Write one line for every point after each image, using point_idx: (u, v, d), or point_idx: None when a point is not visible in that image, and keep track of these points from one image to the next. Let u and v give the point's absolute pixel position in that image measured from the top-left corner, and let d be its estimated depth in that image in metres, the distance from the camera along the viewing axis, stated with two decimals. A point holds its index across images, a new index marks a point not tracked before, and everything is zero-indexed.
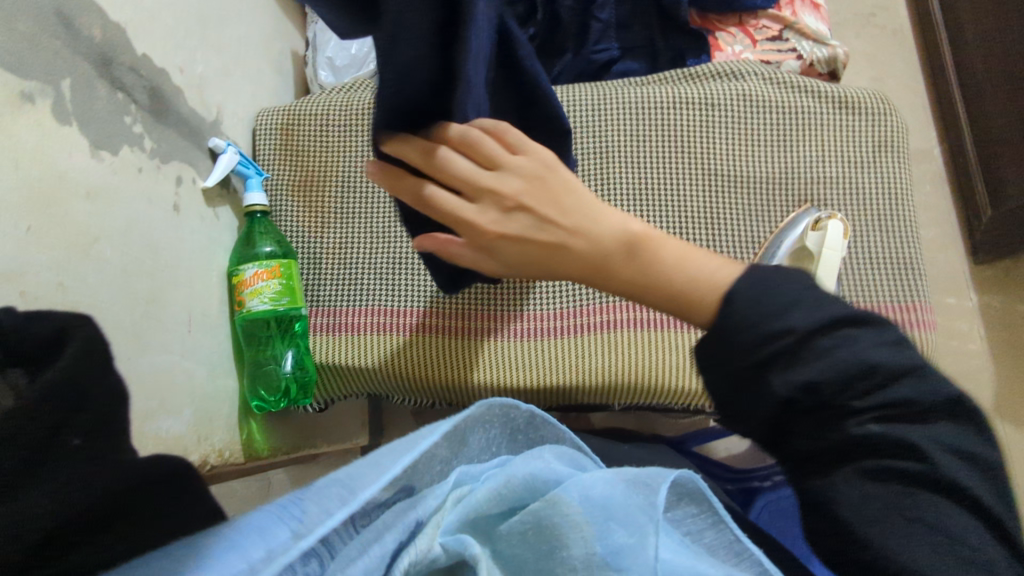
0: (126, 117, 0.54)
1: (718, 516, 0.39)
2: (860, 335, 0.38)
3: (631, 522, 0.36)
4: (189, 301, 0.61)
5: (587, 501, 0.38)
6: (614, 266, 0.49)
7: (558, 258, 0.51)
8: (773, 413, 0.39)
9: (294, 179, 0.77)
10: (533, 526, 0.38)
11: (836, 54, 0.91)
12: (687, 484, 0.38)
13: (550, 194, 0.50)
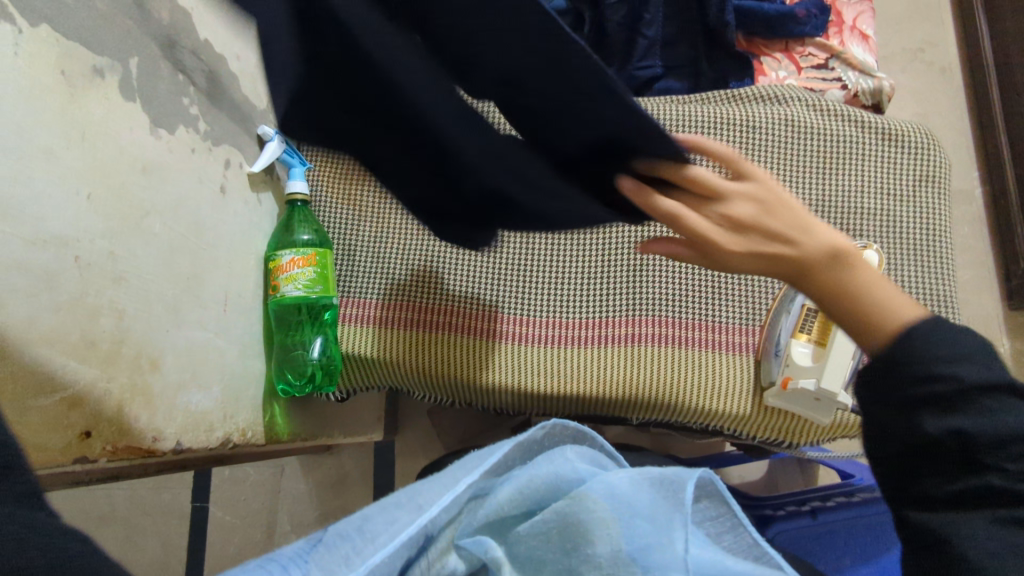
0: (184, 98, 0.55)
1: (737, 517, 0.40)
2: (1009, 403, 0.38)
3: (661, 523, 0.37)
4: (227, 282, 0.63)
5: (611, 499, 0.38)
6: (820, 274, 0.47)
7: (773, 265, 0.48)
8: (910, 446, 0.40)
9: (336, 170, 0.78)
10: (558, 525, 0.39)
11: (882, 86, 0.91)
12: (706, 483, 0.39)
13: (767, 203, 0.47)
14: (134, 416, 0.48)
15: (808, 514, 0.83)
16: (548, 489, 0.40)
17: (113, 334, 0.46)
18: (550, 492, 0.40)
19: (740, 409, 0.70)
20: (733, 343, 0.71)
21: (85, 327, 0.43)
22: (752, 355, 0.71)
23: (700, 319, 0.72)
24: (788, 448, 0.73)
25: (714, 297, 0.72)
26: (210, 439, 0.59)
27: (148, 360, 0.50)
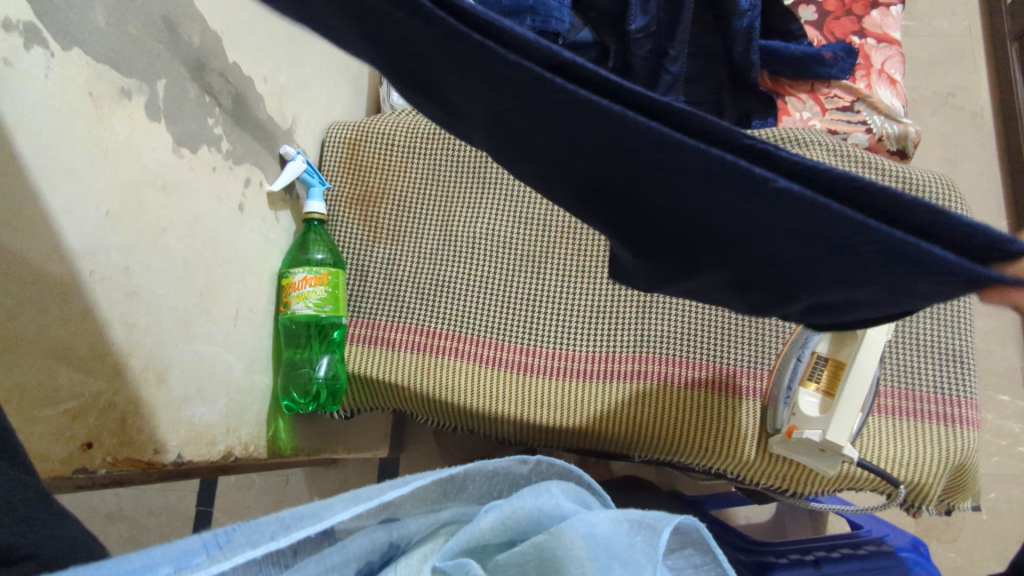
0: (208, 118, 0.57)
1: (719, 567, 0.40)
2: None
3: (631, 563, 0.36)
4: (239, 297, 0.64)
5: (592, 540, 0.37)
6: None
7: None
8: None
9: (354, 191, 0.80)
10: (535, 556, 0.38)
11: (908, 132, 0.90)
12: (690, 529, 0.40)
13: None
14: (138, 428, 0.49)
15: (812, 564, 0.80)
16: (528, 519, 0.40)
17: (123, 346, 0.47)
18: (528, 522, 0.40)
19: (744, 454, 0.69)
20: (741, 386, 0.70)
21: (95, 340, 0.44)
22: (758, 400, 0.70)
23: (707, 360, 0.71)
24: (792, 497, 0.71)
25: (722, 336, 0.72)
26: (212, 452, 0.60)
27: (156, 373, 0.51)
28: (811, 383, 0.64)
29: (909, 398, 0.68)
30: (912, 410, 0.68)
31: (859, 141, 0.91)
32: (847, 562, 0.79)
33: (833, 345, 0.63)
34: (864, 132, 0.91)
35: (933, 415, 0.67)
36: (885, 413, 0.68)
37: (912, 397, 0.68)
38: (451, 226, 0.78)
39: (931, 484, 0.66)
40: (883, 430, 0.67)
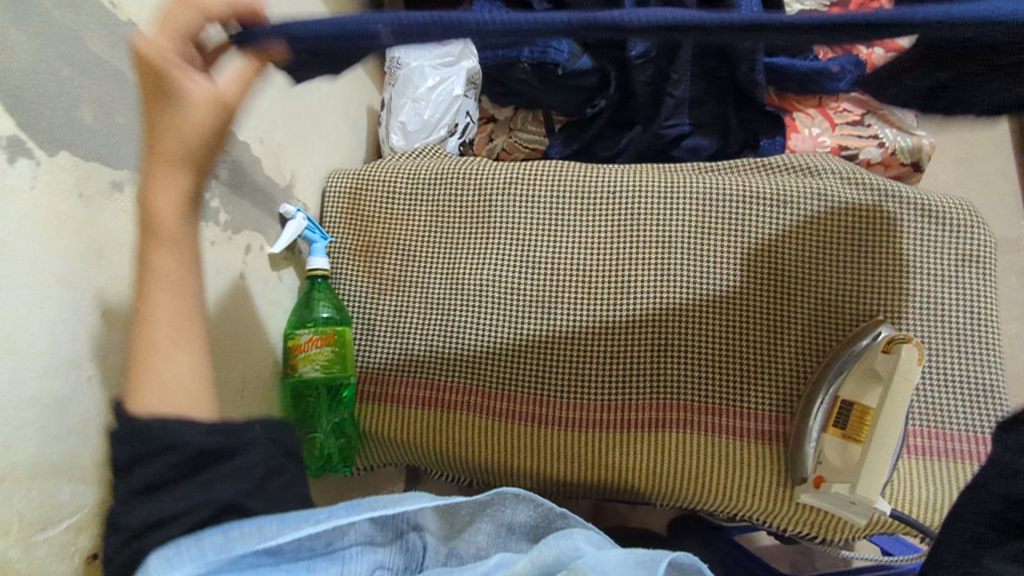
0: (205, 194, 0.56)
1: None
2: None
3: None
4: (246, 366, 0.63)
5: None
6: None
7: None
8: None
9: (358, 244, 0.79)
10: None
11: (921, 145, 0.87)
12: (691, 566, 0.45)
13: None
14: None
15: None
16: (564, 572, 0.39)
17: None
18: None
19: (770, 502, 0.67)
20: (764, 431, 0.68)
21: (95, 449, 0.43)
22: (783, 446, 0.67)
23: (727, 406, 0.69)
24: (822, 544, 0.69)
25: (741, 381, 0.69)
26: None
27: None
28: (833, 427, 0.63)
29: (939, 437, 0.66)
30: (941, 449, 0.66)
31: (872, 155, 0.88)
32: None
33: (852, 386, 0.63)
34: (876, 147, 0.88)
35: (962, 453, 0.65)
36: (915, 452, 0.66)
37: (941, 435, 0.66)
38: (456, 273, 0.77)
39: None
40: (912, 472, 0.65)
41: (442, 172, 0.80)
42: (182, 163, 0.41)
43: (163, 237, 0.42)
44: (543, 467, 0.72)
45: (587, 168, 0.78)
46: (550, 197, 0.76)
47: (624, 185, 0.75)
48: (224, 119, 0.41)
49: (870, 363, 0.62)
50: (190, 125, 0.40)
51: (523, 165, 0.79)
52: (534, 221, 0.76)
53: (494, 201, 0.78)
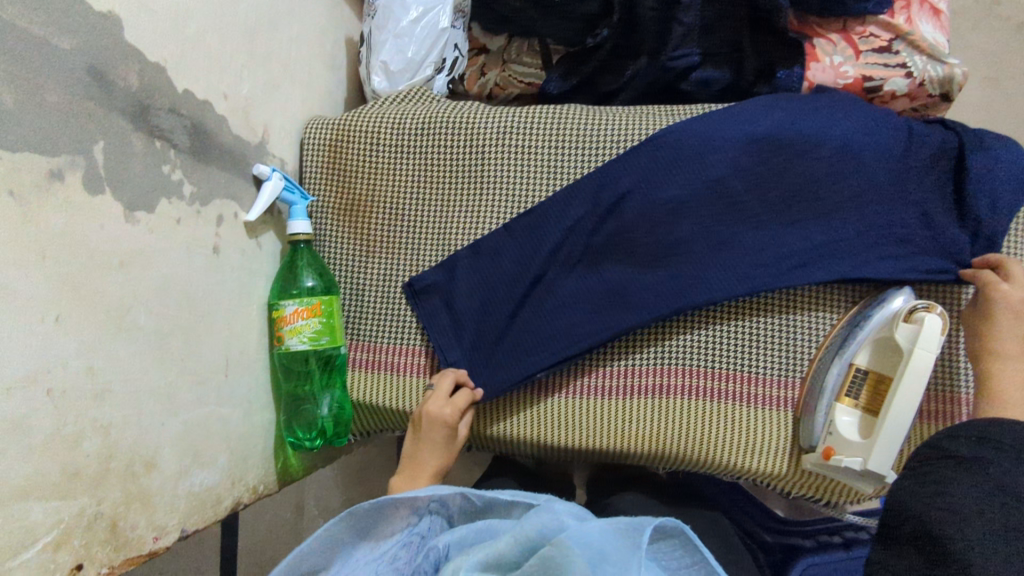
0: (164, 167, 0.51)
1: (713, 566, 0.39)
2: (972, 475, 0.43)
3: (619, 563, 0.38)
4: (228, 344, 0.60)
5: (585, 545, 0.39)
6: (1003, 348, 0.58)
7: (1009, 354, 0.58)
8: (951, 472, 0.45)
9: (342, 202, 0.76)
10: (541, 568, 0.38)
11: (953, 74, 0.77)
12: (673, 528, 0.41)
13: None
14: (130, 526, 0.46)
15: (841, 547, 0.82)
16: (539, 543, 0.40)
17: (98, 454, 0.43)
18: (538, 548, 0.40)
19: (775, 468, 0.66)
20: (771, 397, 0.66)
21: (64, 463, 0.40)
22: (790, 411, 0.66)
23: (732, 371, 0.67)
24: (824, 505, 0.70)
25: (747, 343, 0.67)
26: (217, 511, 0.58)
27: (143, 463, 0.48)
28: (849, 399, 0.62)
29: (958, 402, 0.63)
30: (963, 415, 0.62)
31: (897, 87, 0.79)
32: None
33: (872, 356, 0.62)
34: (902, 77, 0.79)
35: None
36: (929, 419, 0.64)
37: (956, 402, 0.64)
38: (447, 236, 0.74)
39: None
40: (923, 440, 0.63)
41: (427, 123, 0.75)
42: (442, 458, 0.67)
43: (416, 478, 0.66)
44: (543, 435, 0.71)
45: (582, 116, 0.73)
46: (544, 151, 0.73)
47: (623, 135, 0.72)
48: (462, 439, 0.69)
49: (881, 332, 0.61)
50: (446, 429, 0.67)
51: (515, 113, 0.74)
52: (528, 178, 0.73)
53: (485, 155, 0.74)
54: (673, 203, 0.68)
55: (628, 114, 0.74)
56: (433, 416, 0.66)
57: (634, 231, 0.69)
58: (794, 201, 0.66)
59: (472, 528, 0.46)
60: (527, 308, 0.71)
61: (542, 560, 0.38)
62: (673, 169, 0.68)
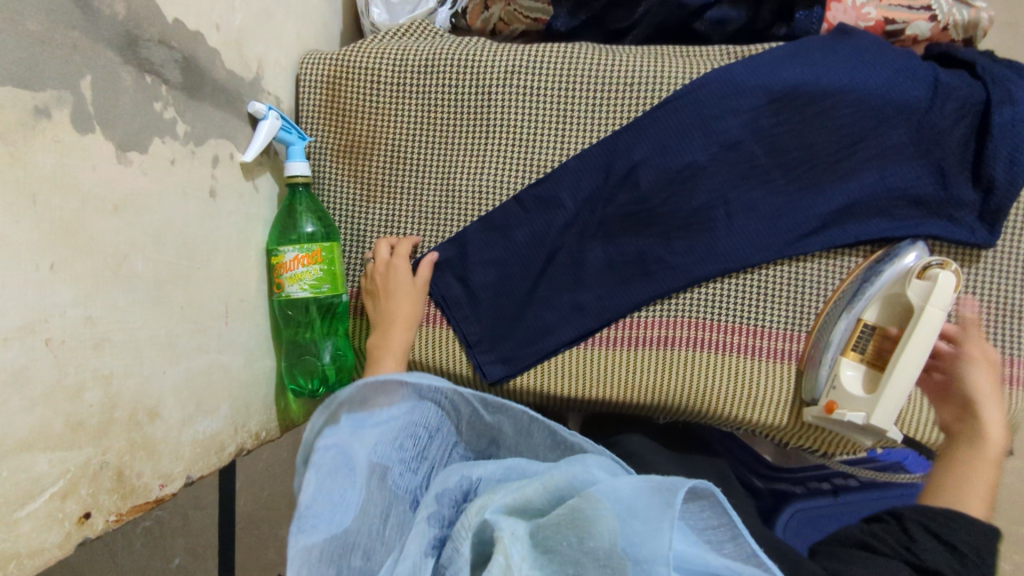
0: (156, 104, 0.48)
1: (738, 530, 0.40)
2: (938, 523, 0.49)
3: (646, 518, 0.37)
4: (227, 291, 0.58)
5: (615, 499, 0.39)
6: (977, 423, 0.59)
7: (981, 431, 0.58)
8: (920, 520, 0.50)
9: (340, 143, 0.73)
10: (567, 520, 0.39)
11: (979, 19, 0.74)
12: (704, 490, 0.40)
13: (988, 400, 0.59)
14: (137, 473, 0.46)
15: (830, 494, 0.86)
16: (568, 493, 0.41)
17: (102, 404, 0.42)
18: (565, 497, 0.41)
19: (775, 419, 0.67)
20: (775, 350, 0.66)
21: (69, 413, 0.40)
22: (793, 365, 0.66)
23: (738, 323, 0.67)
24: (820, 456, 0.71)
25: (755, 296, 0.67)
26: (222, 457, 0.58)
27: (147, 412, 0.47)
28: (853, 354, 0.62)
29: None
30: None
31: (920, 32, 0.75)
32: (868, 493, 0.84)
33: (881, 312, 0.62)
34: (926, 21, 0.75)
35: None
36: None
37: None
38: (452, 180, 0.72)
39: None
40: None
41: (430, 58, 0.71)
42: (414, 306, 0.69)
43: (391, 346, 0.67)
44: (548, 385, 0.71)
45: (595, 55, 0.70)
46: (553, 92, 0.70)
47: (636, 76, 0.69)
48: (423, 284, 0.70)
49: (891, 289, 0.61)
50: (403, 279, 0.69)
51: (523, 50, 0.70)
52: (536, 120, 0.70)
53: (491, 96, 0.70)
54: (685, 155, 0.67)
55: (641, 54, 0.70)
56: (381, 262, 0.70)
57: (644, 180, 0.67)
58: (808, 165, 0.66)
59: (502, 468, 0.45)
60: (537, 258, 0.70)
61: (569, 512, 0.39)
62: (690, 122, 0.67)
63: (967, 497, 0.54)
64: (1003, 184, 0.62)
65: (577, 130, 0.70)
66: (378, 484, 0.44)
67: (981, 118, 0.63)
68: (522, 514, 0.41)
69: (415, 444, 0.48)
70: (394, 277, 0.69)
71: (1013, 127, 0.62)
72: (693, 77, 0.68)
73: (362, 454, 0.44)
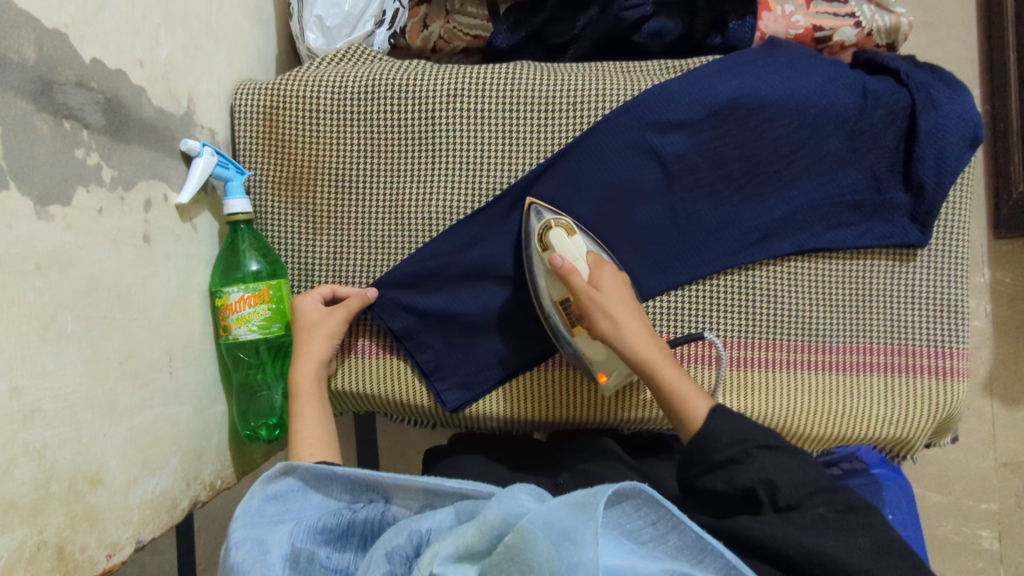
0: (78, 151, 0.45)
1: (677, 517, 0.40)
2: (717, 442, 0.51)
3: (575, 536, 0.37)
4: (169, 339, 0.55)
5: (547, 526, 0.38)
6: (641, 362, 0.58)
7: (648, 367, 0.58)
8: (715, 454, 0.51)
9: (281, 174, 0.70)
10: (507, 555, 0.38)
11: (900, 24, 0.77)
12: (632, 489, 0.40)
13: (629, 336, 0.59)
14: (80, 547, 0.43)
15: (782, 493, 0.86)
16: (503, 530, 0.39)
17: (34, 480, 0.39)
18: (503, 534, 0.40)
19: None
20: (727, 357, 0.69)
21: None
22: (745, 369, 0.69)
23: (692, 332, 0.69)
24: None
25: (705, 307, 0.69)
26: (175, 515, 0.55)
27: (88, 479, 0.44)
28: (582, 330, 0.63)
29: (903, 354, 0.68)
30: (903, 365, 0.68)
31: (846, 38, 0.78)
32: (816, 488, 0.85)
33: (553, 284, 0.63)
34: (852, 27, 0.77)
35: (928, 369, 0.68)
36: (887, 371, 0.68)
37: (911, 353, 0.68)
38: (401, 207, 0.71)
39: (919, 437, 0.69)
40: (879, 392, 0.68)
41: (371, 85, 0.69)
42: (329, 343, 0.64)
43: (309, 394, 0.62)
44: (503, 411, 0.71)
45: (537, 74, 0.69)
46: (498, 112, 0.69)
47: (580, 94, 0.68)
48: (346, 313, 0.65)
49: (817, 291, 0.68)
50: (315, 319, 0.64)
51: (465, 72, 0.70)
52: (482, 140, 0.69)
53: (436, 119, 0.69)
54: (632, 170, 0.68)
55: (585, 71, 0.71)
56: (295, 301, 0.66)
57: (593, 195, 0.68)
58: (751, 175, 0.68)
59: (450, 515, 0.44)
60: (492, 279, 0.69)
61: (506, 548, 0.38)
62: (634, 137, 0.67)
63: (688, 400, 0.56)
64: (933, 186, 0.65)
65: (525, 149, 0.69)
66: (301, 567, 0.42)
67: (909, 122, 0.66)
68: (470, 559, 0.40)
69: (337, 523, 0.46)
70: (301, 318, 0.65)
71: (939, 130, 0.64)
72: (636, 91, 0.68)
73: (281, 539, 0.44)
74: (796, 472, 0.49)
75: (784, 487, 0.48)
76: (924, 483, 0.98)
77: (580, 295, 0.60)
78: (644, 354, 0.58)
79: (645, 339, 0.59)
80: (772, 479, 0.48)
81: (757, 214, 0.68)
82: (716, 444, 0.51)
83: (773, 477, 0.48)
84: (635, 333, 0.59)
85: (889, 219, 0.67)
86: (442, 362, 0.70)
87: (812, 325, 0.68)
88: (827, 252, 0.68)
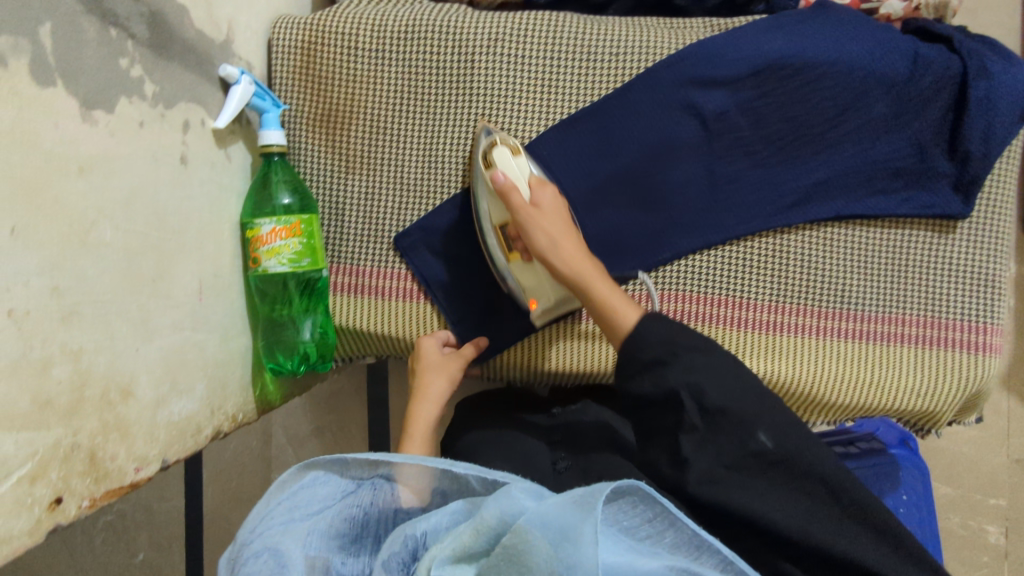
0: (121, 60, 0.44)
1: (676, 516, 0.39)
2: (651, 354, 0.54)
3: (574, 535, 0.36)
4: (200, 265, 0.55)
5: (545, 526, 0.37)
6: (575, 280, 0.60)
7: (581, 287, 0.60)
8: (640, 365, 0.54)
9: (316, 112, 0.70)
10: (505, 556, 0.36)
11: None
12: (631, 488, 0.39)
13: (564, 259, 0.60)
14: (110, 456, 0.43)
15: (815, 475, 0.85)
16: (502, 529, 0.38)
17: (71, 381, 0.39)
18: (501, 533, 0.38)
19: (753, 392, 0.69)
20: (761, 321, 0.68)
21: (36, 388, 0.37)
22: (778, 334, 0.68)
23: (726, 294, 0.68)
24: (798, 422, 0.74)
25: (738, 270, 0.68)
26: (199, 440, 0.55)
27: (119, 391, 0.44)
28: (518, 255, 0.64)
29: (936, 326, 0.67)
30: (935, 338, 0.67)
31: (894, 10, 0.76)
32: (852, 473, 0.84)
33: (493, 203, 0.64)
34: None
35: (959, 343, 0.67)
36: (918, 343, 0.67)
37: (945, 326, 0.67)
38: (434, 152, 0.70)
39: (945, 411, 0.68)
40: (908, 362, 0.67)
41: (411, 25, 0.68)
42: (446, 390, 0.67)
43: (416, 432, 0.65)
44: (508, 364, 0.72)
45: (579, 25, 0.68)
46: (537, 60, 0.68)
47: (622, 46, 0.67)
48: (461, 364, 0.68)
49: (851, 259, 0.67)
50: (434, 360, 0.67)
51: (506, 17, 0.68)
52: (519, 88, 0.68)
53: (474, 64, 0.68)
54: (669, 127, 0.67)
55: (628, 24, 0.69)
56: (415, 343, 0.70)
57: (628, 150, 0.67)
58: (791, 139, 0.66)
59: (447, 513, 0.41)
60: None
61: (504, 549, 0.36)
62: (674, 94, 0.66)
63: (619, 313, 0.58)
64: (978, 156, 0.63)
65: (563, 100, 0.68)
66: None
67: (958, 93, 0.64)
68: (468, 559, 0.38)
69: (351, 525, 0.42)
70: (425, 359, 0.68)
71: (988, 101, 0.63)
72: (679, 48, 0.67)
73: (296, 550, 0.39)
74: (727, 381, 0.51)
75: (709, 390, 0.50)
76: (939, 474, 0.96)
77: (516, 211, 0.61)
78: (575, 273, 0.60)
79: (577, 256, 0.61)
80: (698, 381, 0.51)
81: (793, 179, 0.67)
82: (641, 347, 0.54)
83: (699, 380, 0.51)
84: (568, 252, 0.61)
85: (929, 190, 0.66)
86: (467, 311, 0.70)
87: (845, 292, 0.67)
88: (865, 220, 0.67)
